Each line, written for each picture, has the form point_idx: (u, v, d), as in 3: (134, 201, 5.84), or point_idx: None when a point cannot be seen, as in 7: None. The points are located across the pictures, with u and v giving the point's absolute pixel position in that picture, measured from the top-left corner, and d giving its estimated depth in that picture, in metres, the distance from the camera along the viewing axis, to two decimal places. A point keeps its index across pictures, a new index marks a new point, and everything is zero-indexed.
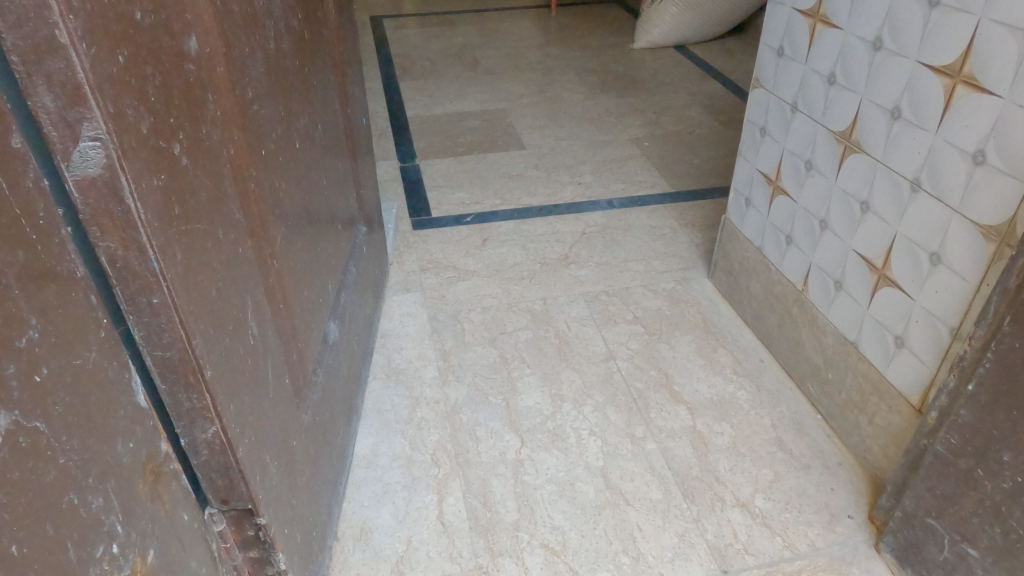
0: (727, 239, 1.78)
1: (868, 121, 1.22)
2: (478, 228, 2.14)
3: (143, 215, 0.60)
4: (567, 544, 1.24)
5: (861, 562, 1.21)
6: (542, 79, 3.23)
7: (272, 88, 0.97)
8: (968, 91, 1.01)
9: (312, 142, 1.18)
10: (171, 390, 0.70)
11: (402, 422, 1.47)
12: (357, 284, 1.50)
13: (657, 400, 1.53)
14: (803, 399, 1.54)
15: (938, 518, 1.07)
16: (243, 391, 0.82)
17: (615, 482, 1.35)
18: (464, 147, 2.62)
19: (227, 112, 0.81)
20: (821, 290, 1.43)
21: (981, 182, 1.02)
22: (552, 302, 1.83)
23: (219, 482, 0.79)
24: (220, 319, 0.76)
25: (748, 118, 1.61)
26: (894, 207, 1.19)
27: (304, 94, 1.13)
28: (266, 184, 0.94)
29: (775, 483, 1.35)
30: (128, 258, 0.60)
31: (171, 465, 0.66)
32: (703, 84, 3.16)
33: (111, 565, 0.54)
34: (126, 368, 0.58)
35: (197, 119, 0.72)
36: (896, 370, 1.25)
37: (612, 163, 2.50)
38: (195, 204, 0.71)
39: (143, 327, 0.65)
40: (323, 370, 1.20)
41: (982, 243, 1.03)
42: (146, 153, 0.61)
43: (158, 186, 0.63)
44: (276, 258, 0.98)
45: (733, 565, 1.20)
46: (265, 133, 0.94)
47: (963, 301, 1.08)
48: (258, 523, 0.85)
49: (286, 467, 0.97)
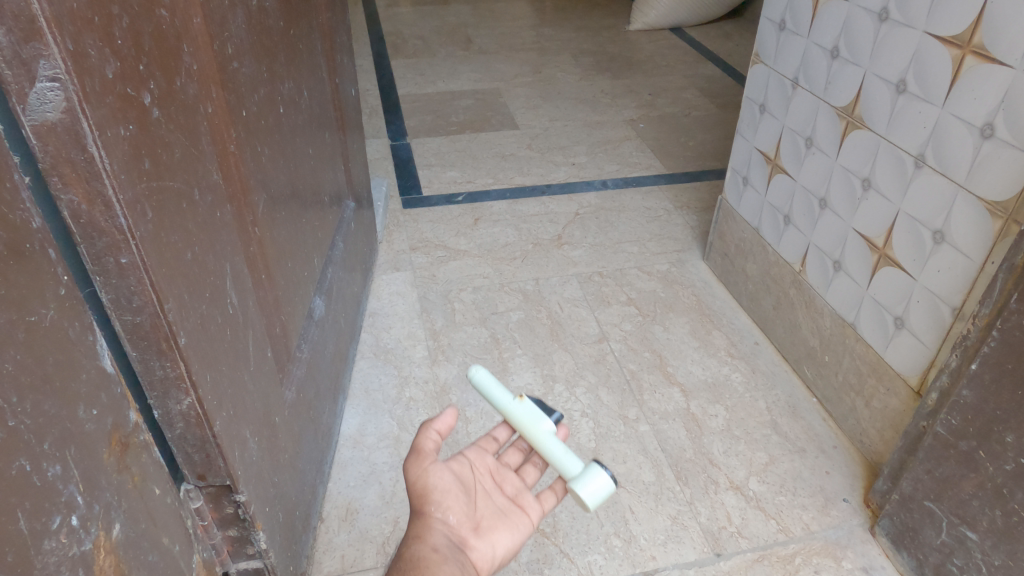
0: (723, 220, 1.75)
1: (872, 95, 1.18)
2: (470, 208, 2.10)
3: (109, 167, 0.56)
4: (558, 526, 1.21)
5: (855, 547, 1.18)
6: (536, 59, 3.18)
7: (254, 48, 0.93)
8: (977, 62, 0.98)
9: (297, 109, 1.13)
10: (142, 358, 0.66)
11: (390, 402, 1.44)
12: (345, 260, 1.46)
13: (650, 381, 1.50)
14: (798, 381, 1.51)
15: (937, 501, 1.04)
16: (221, 362, 0.78)
17: (607, 464, 1.32)
18: (456, 126, 2.57)
19: (204, 66, 0.76)
20: (819, 271, 1.40)
21: (989, 156, 0.98)
22: (545, 282, 1.80)
23: (195, 457, 0.75)
24: (197, 286, 0.72)
25: (748, 96, 1.58)
26: (898, 183, 1.16)
27: (289, 58, 1.08)
28: (247, 148, 0.90)
29: (769, 466, 1.32)
30: (93, 214, 0.56)
31: (141, 436, 0.62)
32: (700, 67, 3.12)
33: (70, 539, 0.50)
34: (89, 330, 0.54)
35: (171, 71, 0.67)
36: (895, 351, 1.22)
37: (607, 144, 2.46)
38: (168, 161, 0.67)
39: (111, 288, 0.61)
40: (308, 347, 1.16)
41: (989, 219, 1.00)
42: (113, 99, 0.57)
43: (127, 136, 0.59)
44: (257, 227, 0.93)
45: (727, 548, 1.18)
46: (247, 94, 0.89)
47: (965, 280, 1.05)
48: (237, 501, 0.82)
49: (268, 443, 0.93)
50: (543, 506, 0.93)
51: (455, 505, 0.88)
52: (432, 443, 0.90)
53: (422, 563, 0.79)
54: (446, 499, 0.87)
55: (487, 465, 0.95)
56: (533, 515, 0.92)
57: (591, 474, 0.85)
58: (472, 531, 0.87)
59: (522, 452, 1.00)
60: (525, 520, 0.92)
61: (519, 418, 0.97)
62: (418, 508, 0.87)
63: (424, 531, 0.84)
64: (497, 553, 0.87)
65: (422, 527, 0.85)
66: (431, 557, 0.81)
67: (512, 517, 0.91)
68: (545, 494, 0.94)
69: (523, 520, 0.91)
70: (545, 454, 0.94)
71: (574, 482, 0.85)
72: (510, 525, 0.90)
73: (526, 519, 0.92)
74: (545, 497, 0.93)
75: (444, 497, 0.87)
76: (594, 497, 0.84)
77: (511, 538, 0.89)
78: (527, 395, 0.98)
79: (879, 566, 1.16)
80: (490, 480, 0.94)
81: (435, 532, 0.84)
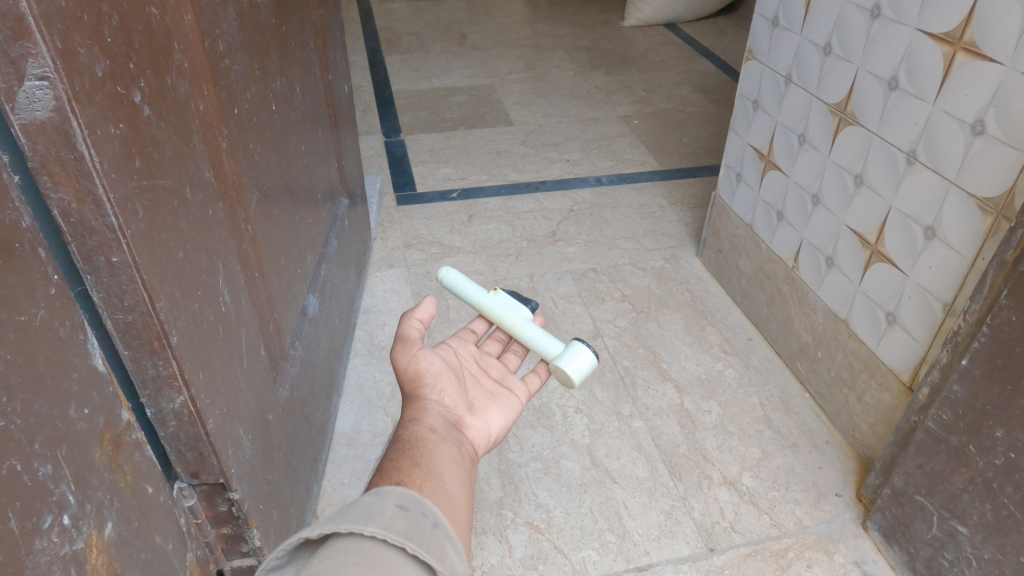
0: (717, 216, 1.76)
1: (864, 92, 1.19)
2: (465, 204, 2.10)
3: (99, 165, 0.56)
4: (552, 522, 1.22)
5: (847, 541, 1.19)
6: (531, 55, 3.17)
7: (246, 45, 0.92)
8: (968, 59, 0.98)
9: (290, 106, 1.13)
10: (134, 356, 0.66)
11: (385, 399, 1.44)
12: (340, 257, 1.46)
13: (644, 377, 1.51)
14: (792, 377, 1.52)
15: (927, 495, 1.05)
16: (214, 361, 0.78)
17: (602, 459, 1.33)
18: (450, 122, 2.57)
19: (195, 64, 0.76)
20: (812, 267, 1.41)
21: (979, 153, 0.99)
22: (539, 278, 1.80)
23: (188, 455, 0.75)
24: (189, 284, 0.72)
25: (741, 92, 1.58)
26: (890, 179, 1.16)
27: (281, 55, 1.08)
28: (239, 145, 0.89)
29: (762, 461, 1.33)
30: (84, 212, 0.56)
31: (134, 435, 0.62)
32: (694, 62, 3.12)
33: (61, 538, 0.50)
34: (80, 329, 0.54)
35: (162, 68, 0.67)
36: (887, 346, 1.23)
37: (601, 140, 2.46)
38: (160, 159, 0.67)
39: (102, 287, 0.61)
40: (302, 344, 1.16)
41: (979, 215, 1.00)
42: (103, 97, 0.56)
43: (117, 135, 0.59)
44: (250, 225, 0.93)
45: (720, 543, 1.18)
46: (239, 91, 0.89)
47: (956, 275, 1.06)
48: (230, 498, 0.82)
49: (261, 441, 0.93)
50: (530, 387, 0.94)
51: (448, 387, 0.85)
52: (416, 331, 0.89)
53: (422, 441, 0.72)
54: (439, 381, 0.85)
55: (470, 352, 0.96)
56: (521, 396, 0.92)
57: (572, 349, 0.94)
58: (467, 411, 0.84)
59: (500, 343, 1.04)
60: (514, 400, 0.91)
61: (496, 309, 1.03)
62: (411, 392, 0.84)
63: (419, 412, 0.79)
64: (492, 431, 0.85)
65: (417, 408, 0.80)
66: (429, 436, 0.74)
67: (502, 397, 0.90)
68: (530, 376, 0.95)
69: (512, 400, 0.91)
70: (525, 339, 0.99)
71: (557, 358, 0.93)
72: (502, 405, 0.89)
73: (515, 399, 0.91)
74: (530, 377, 0.94)
75: (436, 380, 0.85)
76: (579, 369, 0.92)
77: (505, 416, 0.87)
78: (501, 289, 1.03)
79: (871, 560, 1.16)
80: (476, 366, 0.95)
81: (431, 412, 0.80)
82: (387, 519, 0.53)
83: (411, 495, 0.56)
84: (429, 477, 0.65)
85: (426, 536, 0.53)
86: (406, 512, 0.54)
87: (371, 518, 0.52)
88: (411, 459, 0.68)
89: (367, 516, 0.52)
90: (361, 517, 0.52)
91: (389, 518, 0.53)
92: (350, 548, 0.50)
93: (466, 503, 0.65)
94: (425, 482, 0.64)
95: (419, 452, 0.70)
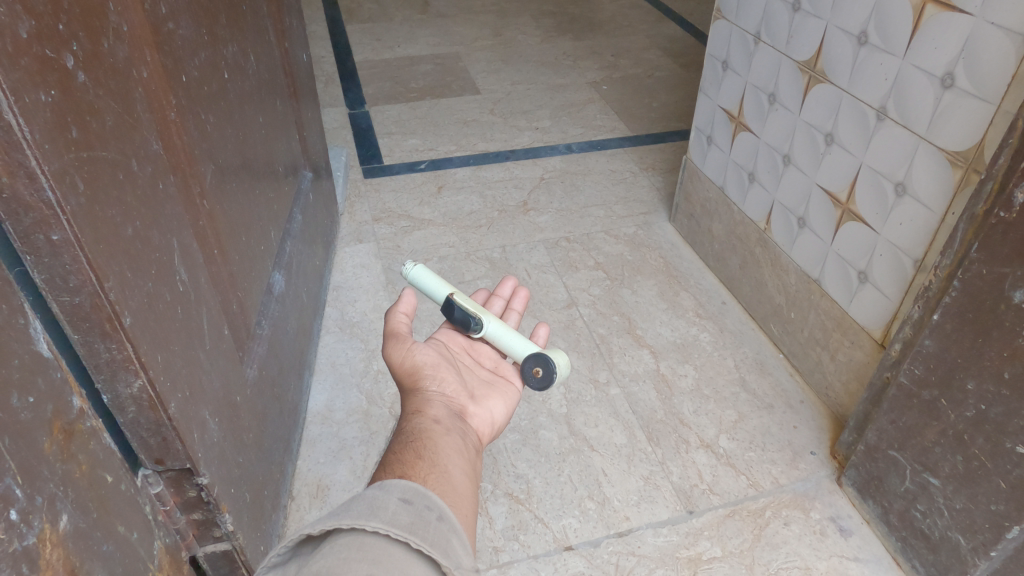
0: (689, 180, 1.75)
1: (834, 48, 1.17)
2: (433, 176, 2.06)
3: (30, 137, 0.52)
4: (532, 492, 1.21)
5: (823, 497, 1.21)
6: (496, 22, 3.10)
7: (190, 8, 0.87)
8: (937, 10, 0.96)
9: (244, 75, 1.08)
10: (86, 340, 0.63)
11: (358, 376, 1.42)
12: (305, 233, 1.42)
13: (620, 345, 1.50)
14: (765, 339, 1.53)
15: (900, 450, 1.06)
16: (172, 342, 0.74)
17: (580, 428, 1.32)
18: (416, 92, 2.50)
19: (135, 28, 0.71)
20: (784, 227, 1.40)
21: (949, 107, 0.98)
22: (511, 249, 1.78)
23: (151, 441, 0.72)
24: (141, 262, 0.68)
25: (710, 52, 1.56)
26: (860, 136, 1.15)
27: (230, 19, 1.03)
28: (189, 116, 0.85)
29: (738, 423, 1.34)
30: (16, 187, 0.52)
31: (87, 423, 0.59)
32: (661, 26, 3.08)
33: (9, 534, 0.47)
34: (18, 313, 0.51)
35: (96, 31, 0.62)
36: (859, 304, 1.24)
37: (570, 107, 2.42)
38: (100, 129, 0.62)
39: (44, 268, 0.57)
40: (268, 323, 1.12)
41: (950, 170, 1.00)
42: (28, 61, 0.52)
43: (48, 104, 0.54)
44: (206, 199, 0.89)
45: (698, 505, 1.19)
46: (185, 58, 0.84)
47: (927, 232, 1.06)
48: (199, 483, 0.79)
49: (229, 423, 0.90)
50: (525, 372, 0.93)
51: (448, 377, 0.83)
52: (403, 325, 0.86)
53: (426, 432, 0.70)
54: (438, 372, 0.83)
55: (460, 343, 0.94)
56: (517, 382, 0.91)
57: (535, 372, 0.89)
58: (469, 399, 0.82)
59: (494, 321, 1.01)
60: (511, 387, 0.90)
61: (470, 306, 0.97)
62: (410, 386, 0.81)
63: (423, 404, 0.77)
64: (496, 418, 0.83)
65: (419, 400, 0.78)
66: (433, 428, 0.72)
67: (500, 385, 0.89)
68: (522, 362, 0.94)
69: (510, 387, 0.89)
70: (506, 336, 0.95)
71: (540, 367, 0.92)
72: (501, 393, 0.87)
73: (512, 387, 0.90)
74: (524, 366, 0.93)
75: (436, 370, 0.83)
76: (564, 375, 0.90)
77: (505, 404, 0.86)
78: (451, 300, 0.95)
79: (846, 515, 1.18)
80: (468, 357, 0.93)
81: (435, 403, 0.78)
82: (391, 513, 0.51)
83: (413, 488, 0.55)
84: (433, 469, 0.63)
85: (430, 529, 0.52)
86: (409, 506, 0.53)
87: (375, 513, 0.51)
88: (415, 452, 0.66)
89: (370, 510, 0.51)
90: (364, 512, 0.51)
91: (393, 512, 0.51)
92: (352, 544, 0.48)
93: (470, 495, 0.64)
94: (429, 474, 0.62)
95: (423, 444, 0.68)
